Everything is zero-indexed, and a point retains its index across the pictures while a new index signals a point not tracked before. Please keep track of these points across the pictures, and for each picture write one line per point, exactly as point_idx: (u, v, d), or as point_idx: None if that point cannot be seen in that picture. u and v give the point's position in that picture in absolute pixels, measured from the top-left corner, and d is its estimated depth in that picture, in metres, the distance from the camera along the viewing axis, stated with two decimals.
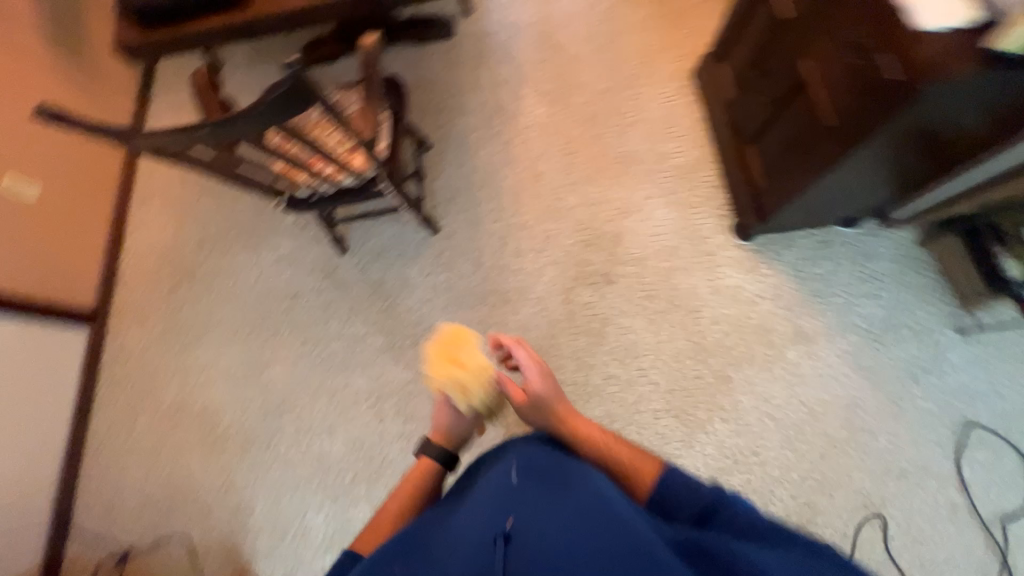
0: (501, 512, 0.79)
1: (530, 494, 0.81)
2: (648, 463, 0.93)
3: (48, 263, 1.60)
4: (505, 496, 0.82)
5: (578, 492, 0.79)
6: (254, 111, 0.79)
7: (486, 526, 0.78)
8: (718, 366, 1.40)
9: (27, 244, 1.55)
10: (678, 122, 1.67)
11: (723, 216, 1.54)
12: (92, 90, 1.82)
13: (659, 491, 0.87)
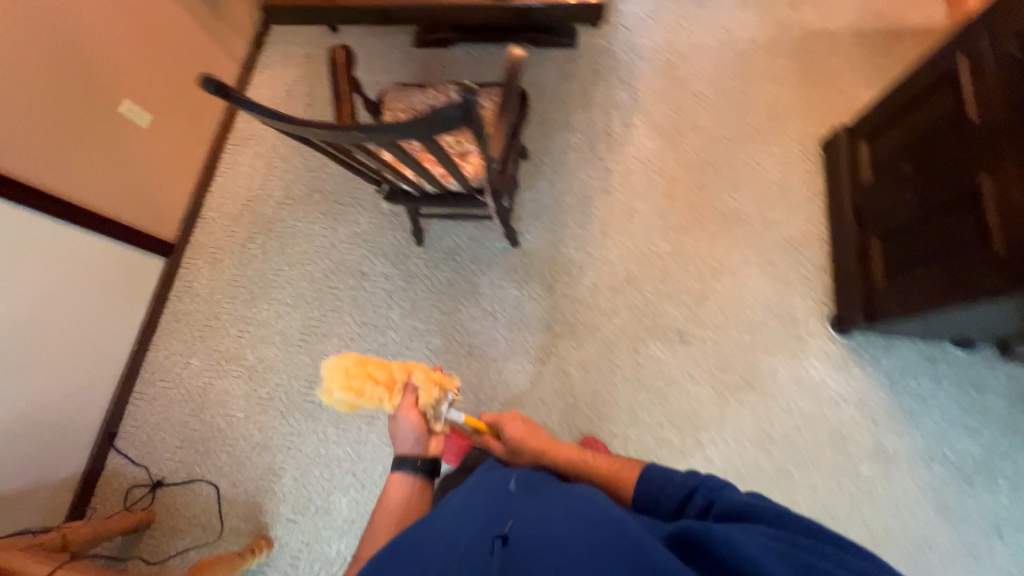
0: (501, 517, 0.76)
1: (528, 501, 0.81)
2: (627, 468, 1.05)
3: (143, 190, 1.65)
4: (506, 500, 0.82)
5: (575, 497, 0.80)
6: (415, 123, 0.71)
7: (487, 526, 0.75)
8: (782, 459, 1.31)
9: (129, 168, 1.59)
10: (795, 189, 1.56)
11: (821, 302, 1.43)
12: (215, 28, 1.85)
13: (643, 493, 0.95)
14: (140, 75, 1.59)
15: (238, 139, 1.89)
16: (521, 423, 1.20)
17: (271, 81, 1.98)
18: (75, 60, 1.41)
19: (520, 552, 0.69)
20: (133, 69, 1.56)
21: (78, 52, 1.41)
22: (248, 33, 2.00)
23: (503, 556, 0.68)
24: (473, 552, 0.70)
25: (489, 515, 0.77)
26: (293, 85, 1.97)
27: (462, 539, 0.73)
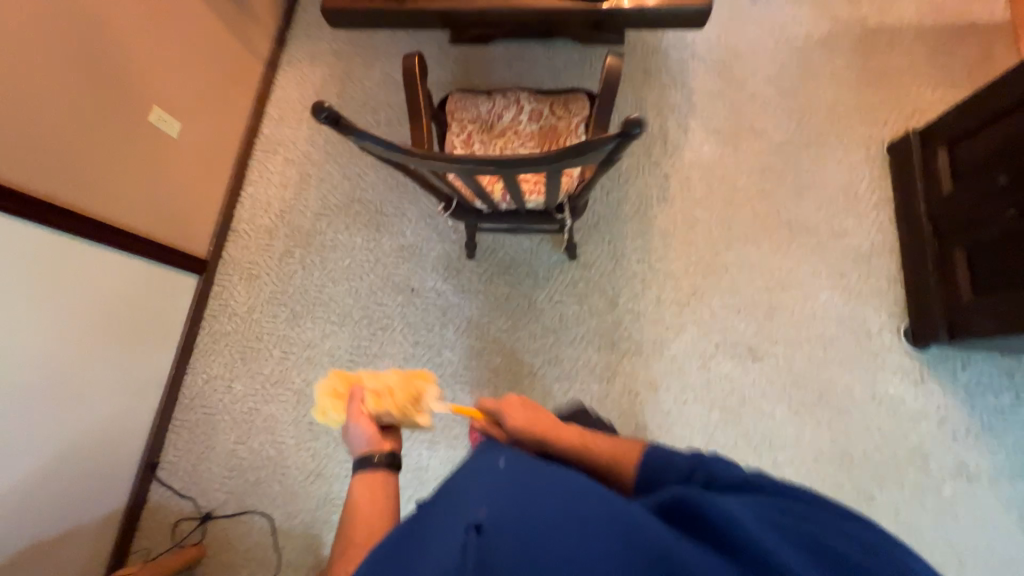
0: (476, 501, 0.59)
1: (520, 475, 0.64)
2: (630, 449, 0.87)
3: (174, 205, 1.53)
4: (484, 479, 0.64)
5: (570, 474, 0.66)
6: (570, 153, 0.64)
7: (459, 516, 0.57)
8: (861, 478, 1.29)
9: (158, 183, 1.48)
10: (864, 196, 1.50)
11: (896, 314, 1.40)
12: (238, 26, 1.72)
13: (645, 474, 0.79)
14: (167, 82, 1.46)
15: (267, 146, 1.77)
16: (520, 407, 0.96)
17: (298, 82, 1.85)
18: (103, 68, 1.28)
19: (503, 550, 0.52)
20: (161, 75, 1.44)
21: (105, 59, 1.29)
22: (271, 30, 1.86)
23: (480, 556, 0.51)
24: (440, 548, 0.53)
25: (464, 501, 0.60)
26: (322, 86, 1.85)
27: (430, 540, 0.55)
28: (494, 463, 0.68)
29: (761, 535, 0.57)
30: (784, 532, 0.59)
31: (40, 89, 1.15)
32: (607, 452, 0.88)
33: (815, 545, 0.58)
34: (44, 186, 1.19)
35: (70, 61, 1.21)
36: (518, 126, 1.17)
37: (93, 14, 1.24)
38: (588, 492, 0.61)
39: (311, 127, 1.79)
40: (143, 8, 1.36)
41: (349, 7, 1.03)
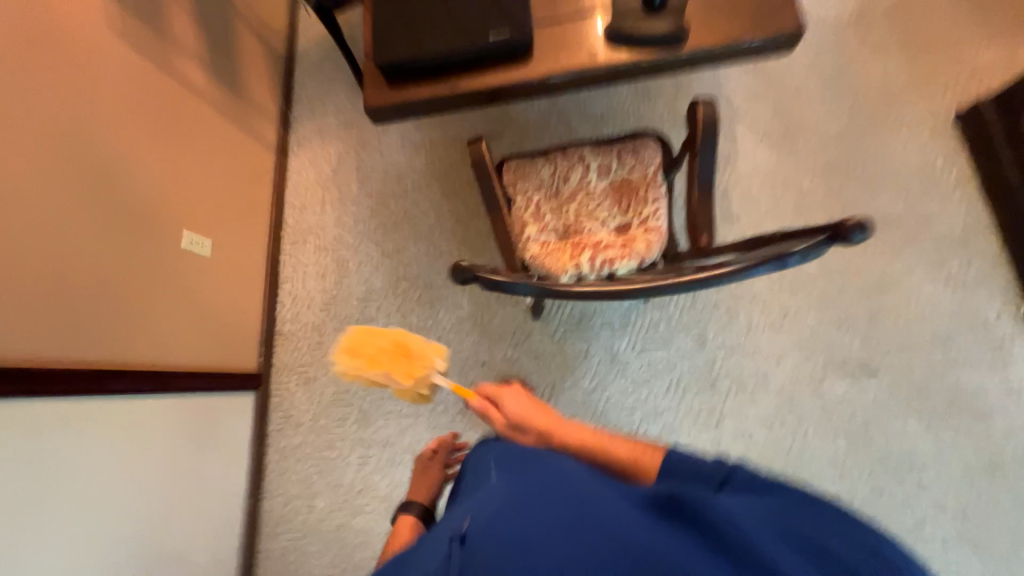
0: (466, 513, 0.66)
1: (504, 480, 0.71)
2: (648, 452, 0.83)
3: (218, 326, 1.43)
4: (476, 494, 0.72)
5: (552, 469, 0.71)
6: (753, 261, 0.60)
7: (452, 526, 0.65)
8: (1017, 485, 1.19)
9: (199, 309, 1.38)
10: (943, 176, 1.41)
11: (1010, 298, 1.30)
12: (244, 120, 1.62)
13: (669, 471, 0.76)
14: (188, 200, 1.37)
15: (296, 237, 1.68)
16: (521, 396, 1.02)
17: (313, 162, 1.76)
18: (122, 206, 1.19)
19: (479, 551, 0.57)
20: (180, 195, 1.34)
21: (122, 195, 1.19)
22: (274, 113, 1.77)
23: (460, 560, 0.57)
24: (430, 562, 0.60)
25: (458, 514, 0.69)
26: (338, 161, 1.75)
27: (422, 555, 0.64)
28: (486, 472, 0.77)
29: (767, 542, 0.56)
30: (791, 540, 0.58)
31: (63, 250, 1.05)
32: (624, 452, 0.85)
33: (823, 552, 0.57)
34: (82, 355, 1.09)
35: (89, 208, 1.11)
36: (589, 186, 1.08)
37: (102, 153, 1.14)
38: (566, 486, 0.66)
39: (337, 208, 1.70)
40: (151, 132, 1.27)
41: (391, 102, 0.93)
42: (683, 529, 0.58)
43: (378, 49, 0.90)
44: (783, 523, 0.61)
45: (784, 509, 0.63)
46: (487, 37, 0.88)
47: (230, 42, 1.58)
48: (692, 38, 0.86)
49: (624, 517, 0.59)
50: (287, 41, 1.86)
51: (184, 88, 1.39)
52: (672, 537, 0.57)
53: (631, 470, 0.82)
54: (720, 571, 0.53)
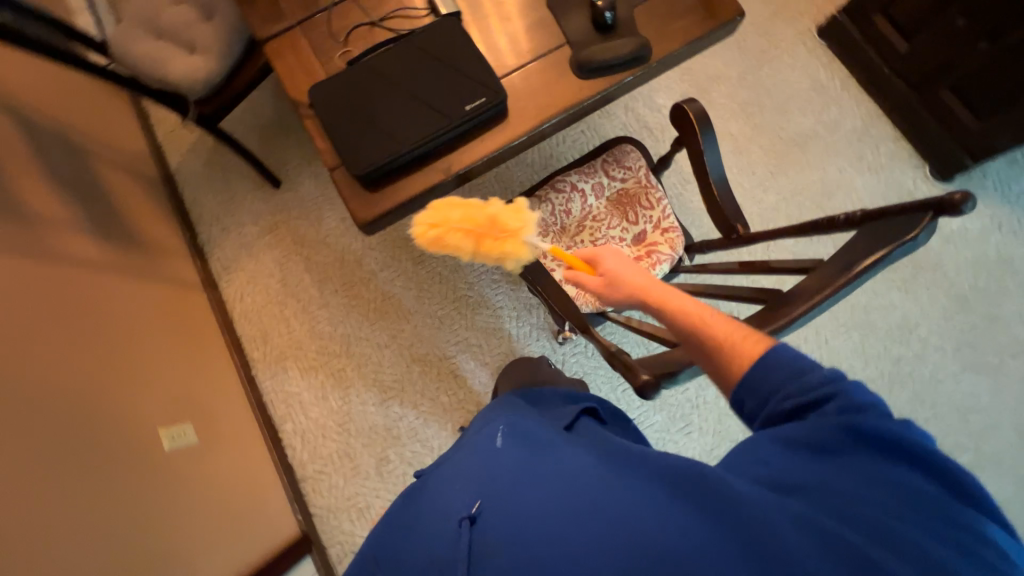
0: (472, 487, 0.65)
1: (517, 466, 0.66)
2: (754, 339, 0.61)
3: (238, 509, 1.21)
4: (482, 460, 0.70)
5: (563, 461, 0.66)
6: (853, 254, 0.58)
7: (460, 497, 0.65)
8: (982, 307, 1.45)
9: (211, 503, 1.16)
10: (831, 84, 1.62)
11: (916, 165, 1.55)
12: (156, 270, 1.36)
13: (744, 381, 0.59)
14: (142, 393, 1.13)
15: (273, 369, 1.48)
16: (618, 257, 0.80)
17: (253, 282, 1.54)
18: (80, 440, 0.95)
19: (489, 540, 0.57)
20: (132, 394, 1.11)
21: (73, 427, 0.95)
22: (181, 247, 1.51)
23: (471, 546, 0.58)
24: (442, 530, 0.62)
25: (460, 482, 0.68)
26: (282, 271, 1.55)
27: (435, 514, 0.66)
28: (494, 444, 0.72)
29: (797, 552, 0.45)
30: (836, 546, 0.45)
31: (45, 532, 0.81)
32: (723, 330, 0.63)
33: (873, 569, 0.43)
34: None
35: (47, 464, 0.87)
36: (592, 211, 1.07)
37: (24, 393, 0.89)
38: (582, 483, 0.61)
39: (305, 319, 1.52)
40: (63, 339, 1.01)
41: (383, 208, 0.83)
42: (705, 524, 0.50)
43: (352, 160, 0.81)
44: (832, 519, 0.47)
45: (862, 504, 0.47)
46: (463, 107, 0.82)
47: (98, 191, 1.30)
48: (654, 46, 0.87)
49: (637, 513, 0.54)
50: (157, 161, 1.58)
51: (71, 267, 1.11)
52: (679, 533, 0.50)
53: (713, 361, 0.63)
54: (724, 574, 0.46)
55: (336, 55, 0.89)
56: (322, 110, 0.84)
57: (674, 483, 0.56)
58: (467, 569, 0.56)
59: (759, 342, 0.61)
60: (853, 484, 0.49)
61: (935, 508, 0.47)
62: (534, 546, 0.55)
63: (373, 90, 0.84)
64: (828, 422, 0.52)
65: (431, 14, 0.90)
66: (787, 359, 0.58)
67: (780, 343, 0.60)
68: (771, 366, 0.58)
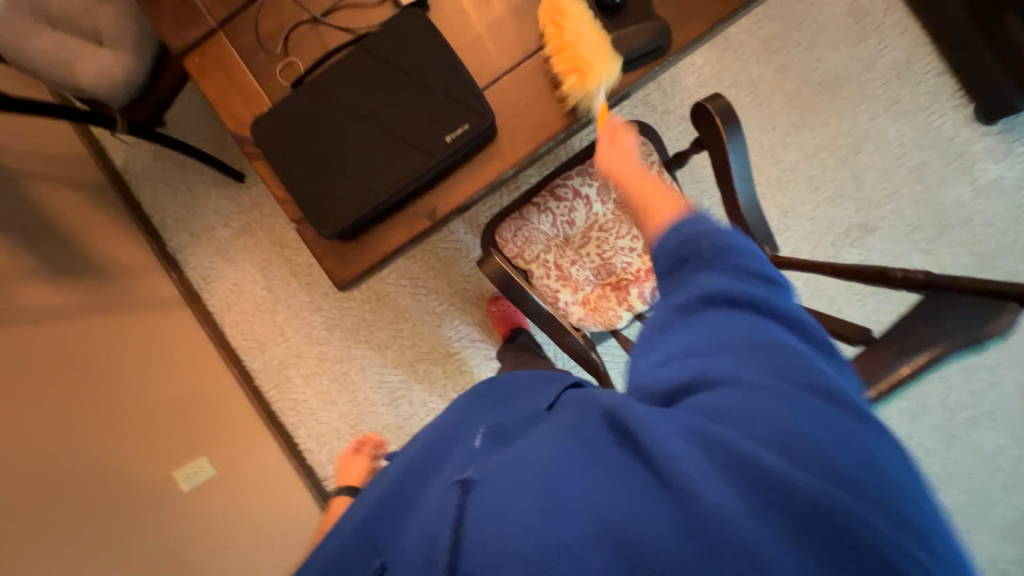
0: (464, 464, 0.53)
1: (488, 455, 0.53)
2: (667, 199, 0.59)
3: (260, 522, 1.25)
4: (455, 459, 0.56)
5: (529, 440, 0.50)
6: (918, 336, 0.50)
7: (444, 479, 0.51)
8: (1007, 264, 1.35)
9: (232, 521, 1.19)
10: (871, 7, 1.37)
11: (958, 105, 1.37)
12: (126, 292, 1.26)
13: (665, 240, 0.53)
14: (142, 435, 1.12)
15: (275, 378, 1.44)
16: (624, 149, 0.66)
17: (237, 290, 1.45)
18: (83, 501, 0.95)
19: (483, 502, 0.43)
20: (130, 438, 1.09)
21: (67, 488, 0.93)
22: (149, 260, 1.39)
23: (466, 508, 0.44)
24: (420, 517, 0.47)
25: (440, 471, 0.55)
26: (265, 276, 1.45)
27: (413, 506, 0.53)
28: (470, 446, 0.57)
29: (674, 449, 0.39)
30: (719, 442, 0.38)
31: None
32: (641, 188, 0.62)
33: (757, 467, 0.36)
34: None
35: (48, 539, 0.87)
36: (599, 219, 0.96)
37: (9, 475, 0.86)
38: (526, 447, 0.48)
39: (299, 325, 1.45)
40: (43, 403, 0.97)
41: (363, 266, 0.72)
42: (613, 453, 0.42)
43: (318, 217, 0.69)
44: (712, 403, 0.41)
45: (743, 385, 0.41)
46: (443, 140, 0.68)
47: (34, 213, 1.15)
48: (673, 30, 0.69)
49: (577, 467, 0.42)
50: (99, 162, 1.40)
51: (33, 318, 1.02)
52: (593, 479, 0.41)
53: (640, 223, 0.60)
54: (625, 504, 0.38)
55: (276, 70, 0.71)
56: (275, 156, 0.69)
57: (582, 410, 0.50)
58: (450, 540, 0.42)
59: (673, 207, 0.57)
60: (727, 360, 0.43)
61: (813, 378, 0.41)
62: (496, 523, 0.41)
63: (331, 123, 0.69)
64: (706, 304, 0.48)
65: (388, 3, 0.71)
66: (687, 214, 0.54)
67: (695, 209, 0.55)
68: (682, 228, 0.53)
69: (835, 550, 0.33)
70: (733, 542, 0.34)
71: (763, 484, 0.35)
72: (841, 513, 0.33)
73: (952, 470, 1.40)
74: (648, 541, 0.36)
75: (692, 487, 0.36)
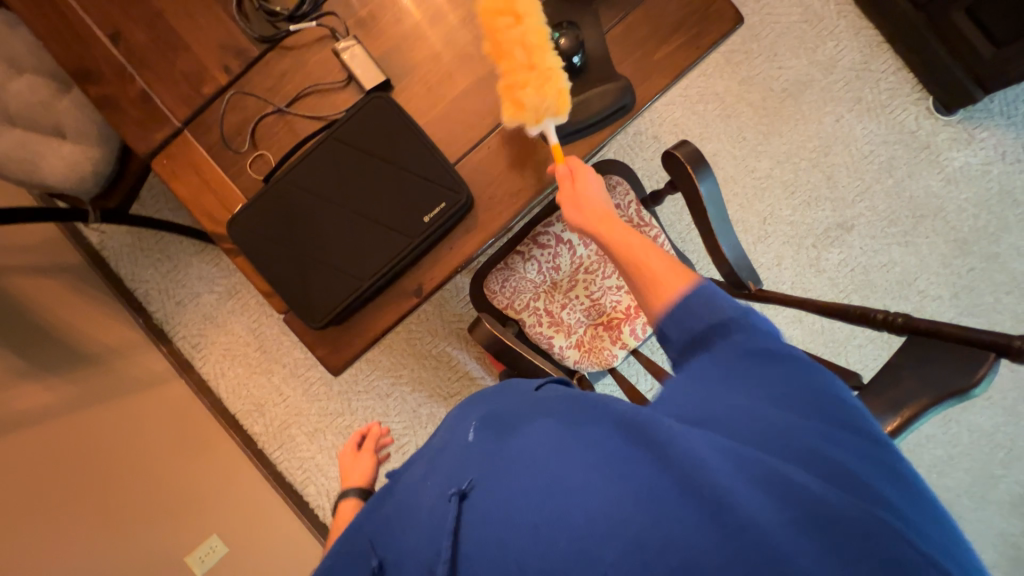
0: (450, 466, 0.55)
1: (486, 449, 0.54)
2: (677, 276, 0.54)
3: None
4: (451, 455, 0.57)
5: (526, 431, 0.54)
6: (918, 386, 0.50)
7: (441, 481, 0.54)
8: (981, 247, 1.39)
9: None
10: (824, 12, 1.41)
11: (918, 98, 1.40)
12: (112, 372, 1.24)
13: (670, 318, 0.52)
14: (141, 526, 1.08)
15: (279, 438, 1.43)
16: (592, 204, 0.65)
17: (230, 354, 1.44)
18: None
19: (485, 502, 0.48)
20: (132, 531, 1.06)
21: None
22: (137, 335, 1.37)
23: (464, 520, 0.48)
24: (424, 522, 0.51)
25: (434, 470, 0.57)
26: (257, 337, 1.44)
27: (415, 507, 0.54)
28: (465, 438, 0.58)
29: (709, 460, 0.39)
30: (768, 463, 0.38)
31: None
32: (648, 266, 0.56)
33: (807, 492, 0.36)
34: None
35: None
36: (583, 261, 0.97)
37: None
38: (539, 454, 0.49)
39: (297, 383, 1.44)
40: (43, 508, 0.93)
41: (353, 352, 0.72)
42: (636, 460, 0.43)
43: (305, 308, 0.69)
44: (758, 419, 0.42)
45: (766, 416, 0.42)
46: (422, 220, 0.68)
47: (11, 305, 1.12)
48: (636, 86, 0.71)
49: (589, 474, 0.44)
50: (75, 242, 1.38)
51: (23, 418, 1.00)
52: (607, 489, 0.42)
53: (648, 303, 0.55)
54: (667, 523, 0.38)
55: (247, 165, 0.71)
56: (257, 253, 0.69)
57: (590, 422, 0.50)
58: (450, 550, 0.47)
59: (682, 283, 0.53)
60: (749, 395, 0.44)
61: (836, 410, 0.42)
62: (502, 526, 0.45)
63: (309, 216, 0.68)
64: (736, 354, 0.46)
65: (352, 88, 0.71)
66: (705, 303, 0.50)
67: (701, 280, 0.53)
68: (692, 302, 0.51)
69: (872, 566, 0.32)
70: (771, 551, 0.33)
71: (813, 513, 0.35)
72: (881, 533, 0.33)
73: (952, 453, 1.38)
74: (689, 553, 0.35)
75: (726, 495, 0.37)
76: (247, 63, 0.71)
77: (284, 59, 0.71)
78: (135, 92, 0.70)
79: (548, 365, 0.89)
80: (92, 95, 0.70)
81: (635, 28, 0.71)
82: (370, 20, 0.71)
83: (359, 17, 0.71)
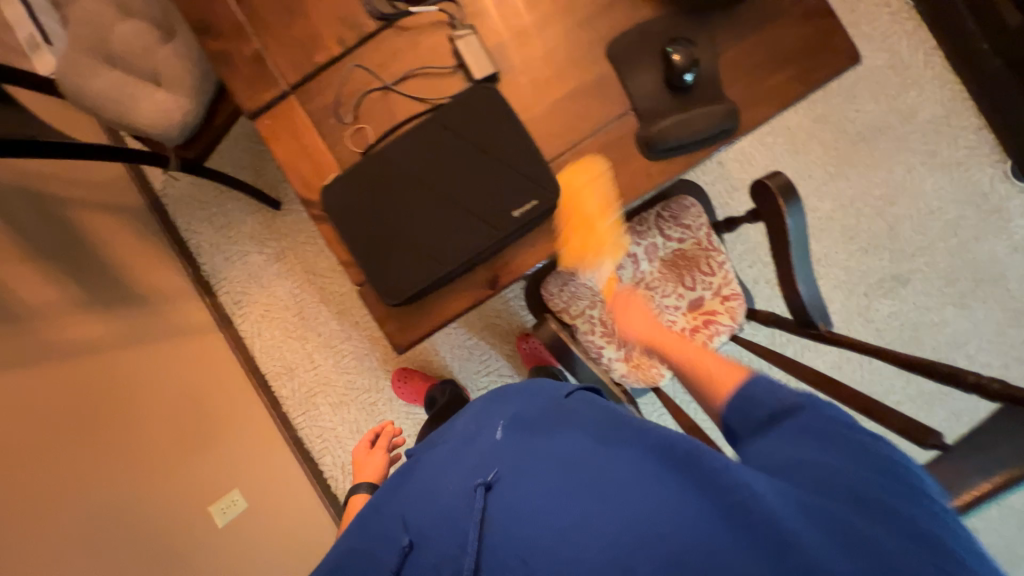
0: (479, 459, 0.59)
1: (513, 450, 0.57)
2: (728, 373, 0.60)
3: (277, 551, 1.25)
4: (473, 452, 0.60)
5: (556, 439, 0.56)
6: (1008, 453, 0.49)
7: (466, 471, 0.58)
8: None
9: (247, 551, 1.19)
10: (912, 61, 1.38)
11: (997, 161, 1.37)
12: (157, 316, 1.27)
13: (731, 408, 0.55)
14: (158, 470, 1.11)
15: (303, 404, 1.45)
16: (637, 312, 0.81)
17: (268, 315, 1.46)
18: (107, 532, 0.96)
19: (511, 497, 0.52)
20: (150, 475, 1.08)
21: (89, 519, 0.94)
22: (184, 284, 1.40)
23: (485, 513, 0.52)
24: (451, 509, 0.54)
25: (460, 461, 0.60)
26: (297, 303, 1.46)
27: (441, 493, 0.57)
28: (492, 436, 0.61)
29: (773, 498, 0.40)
30: (827, 513, 0.40)
31: None
32: (708, 367, 0.64)
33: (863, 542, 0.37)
34: None
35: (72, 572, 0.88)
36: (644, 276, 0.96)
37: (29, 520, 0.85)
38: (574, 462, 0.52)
39: (328, 354, 1.46)
40: (65, 444, 0.96)
41: (420, 333, 0.72)
42: (683, 486, 0.45)
43: (382, 283, 0.69)
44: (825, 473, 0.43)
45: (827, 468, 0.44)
46: (511, 214, 0.69)
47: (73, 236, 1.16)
48: (740, 111, 0.70)
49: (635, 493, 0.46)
50: (140, 185, 1.42)
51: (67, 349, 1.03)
52: (654, 508, 0.44)
53: (706, 396, 0.61)
54: (713, 548, 0.40)
55: (346, 135, 0.72)
56: (342, 226, 0.70)
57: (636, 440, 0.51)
58: (476, 543, 0.50)
59: (737, 378, 0.59)
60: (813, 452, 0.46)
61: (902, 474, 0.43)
62: (527, 525, 0.49)
63: (400, 195, 0.69)
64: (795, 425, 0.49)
65: (460, 75, 0.72)
66: (762, 388, 0.54)
67: (756, 373, 0.57)
68: (749, 392, 0.55)
69: None
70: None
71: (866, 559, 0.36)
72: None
73: None
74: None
75: (788, 533, 0.38)
76: (360, 37, 0.72)
77: (398, 38, 0.72)
78: (249, 50, 0.72)
79: (598, 374, 0.89)
80: (208, 48, 0.72)
81: (749, 53, 0.70)
82: (486, 11, 0.72)
83: (476, 6, 0.72)
